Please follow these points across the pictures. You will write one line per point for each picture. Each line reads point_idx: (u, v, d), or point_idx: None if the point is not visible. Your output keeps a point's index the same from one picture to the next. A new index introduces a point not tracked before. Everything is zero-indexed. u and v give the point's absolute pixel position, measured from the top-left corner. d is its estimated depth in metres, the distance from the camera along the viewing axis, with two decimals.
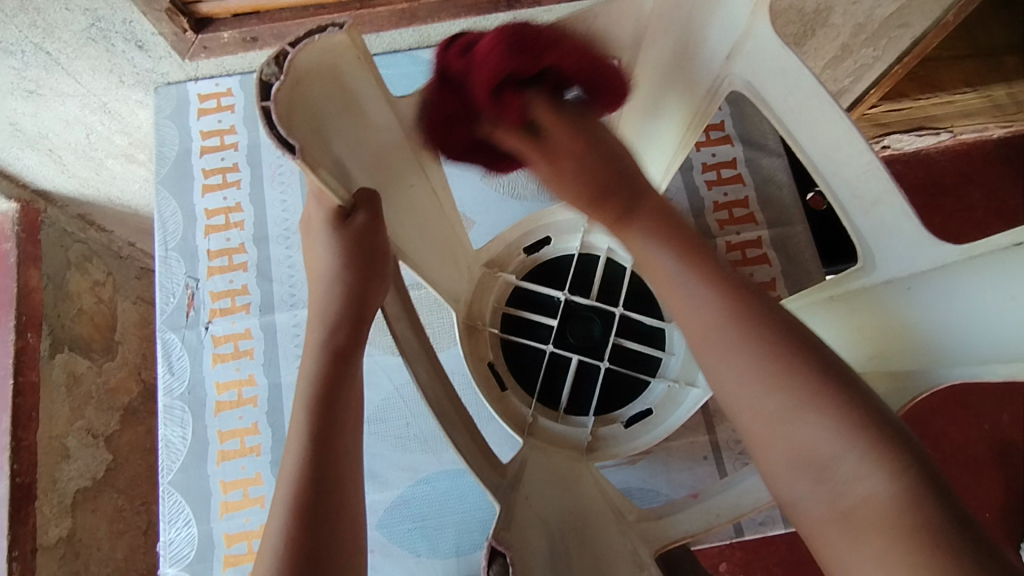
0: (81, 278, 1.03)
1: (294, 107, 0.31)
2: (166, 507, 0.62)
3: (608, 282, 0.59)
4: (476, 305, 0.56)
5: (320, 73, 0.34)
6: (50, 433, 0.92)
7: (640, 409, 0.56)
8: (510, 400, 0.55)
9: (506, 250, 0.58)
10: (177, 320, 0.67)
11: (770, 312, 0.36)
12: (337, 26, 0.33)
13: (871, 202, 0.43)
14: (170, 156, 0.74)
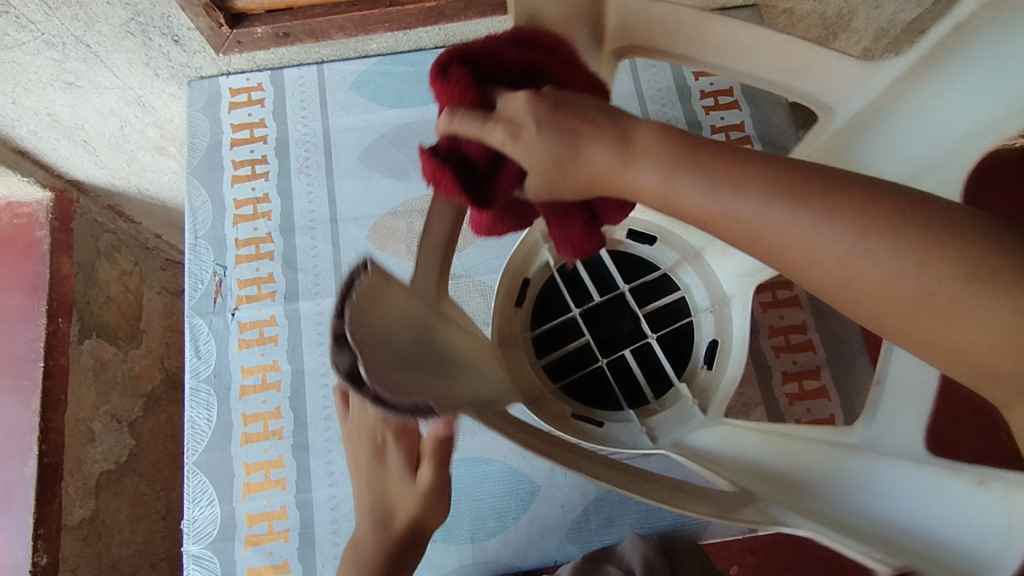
0: (109, 267, 1.06)
1: (375, 356, 0.29)
2: (191, 486, 0.63)
3: (592, 267, 0.60)
4: (524, 383, 0.53)
5: (388, 310, 0.32)
6: (77, 416, 0.95)
7: (708, 349, 0.55)
8: (614, 428, 0.54)
9: (506, 317, 0.55)
10: (205, 306, 0.69)
11: (860, 194, 0.26)
12: (366, 272, 0.31)
13: (799, 67, 0.46)
14: (201, 147, 0.75)
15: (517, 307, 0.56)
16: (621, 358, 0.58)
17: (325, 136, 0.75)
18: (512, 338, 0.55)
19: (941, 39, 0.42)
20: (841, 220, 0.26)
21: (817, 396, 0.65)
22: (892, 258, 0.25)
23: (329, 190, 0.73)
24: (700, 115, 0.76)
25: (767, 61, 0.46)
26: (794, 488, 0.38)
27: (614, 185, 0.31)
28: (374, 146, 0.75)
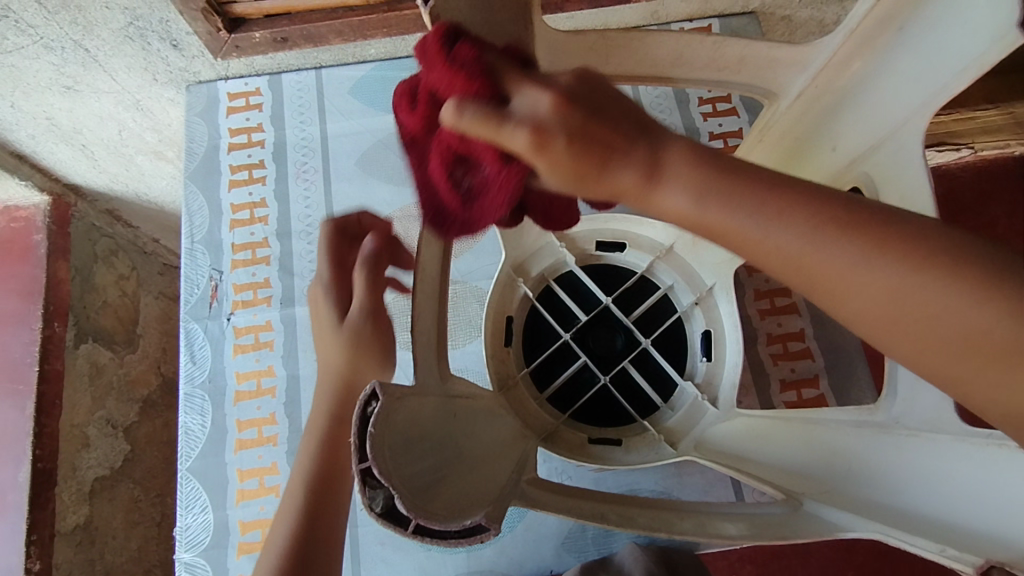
0: (107, 271, 1.06)
1: (421, 497, 0.29)
2: (184, 493, 0.63)
3: (572, 288, 0.67)
4: (533, 418, 0.60)
5: (404, 431, 0.31)
6: (72, 422, 0.94)
7: (701, 339, 0.63)
8: (632, 438, 0.60)
9: (501, 362, 0.62)
10: (201, 311, 0.69)
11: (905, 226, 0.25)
12: (376, 396, 0.30)
13: (737, 63, 0.48)
14: (198, 152, 0.75)
15: (507, 346, 0.63)
16: (624, 371, 0.64)
17: (323, 142, 0.75)
18: (511, 380, 0.61)
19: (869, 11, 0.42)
20: (884, 259, 0.25)
21: (815, 405, 0.65)
22: (950, 297, 0.24)
23: (326, 195, 0.73)
24: (698, 122, 0.76)
25: (704, 63, 0.48)
26: (830, 478, 0.40)
27: (639, 207, 0.27)
28: (372, 151, 0.75)
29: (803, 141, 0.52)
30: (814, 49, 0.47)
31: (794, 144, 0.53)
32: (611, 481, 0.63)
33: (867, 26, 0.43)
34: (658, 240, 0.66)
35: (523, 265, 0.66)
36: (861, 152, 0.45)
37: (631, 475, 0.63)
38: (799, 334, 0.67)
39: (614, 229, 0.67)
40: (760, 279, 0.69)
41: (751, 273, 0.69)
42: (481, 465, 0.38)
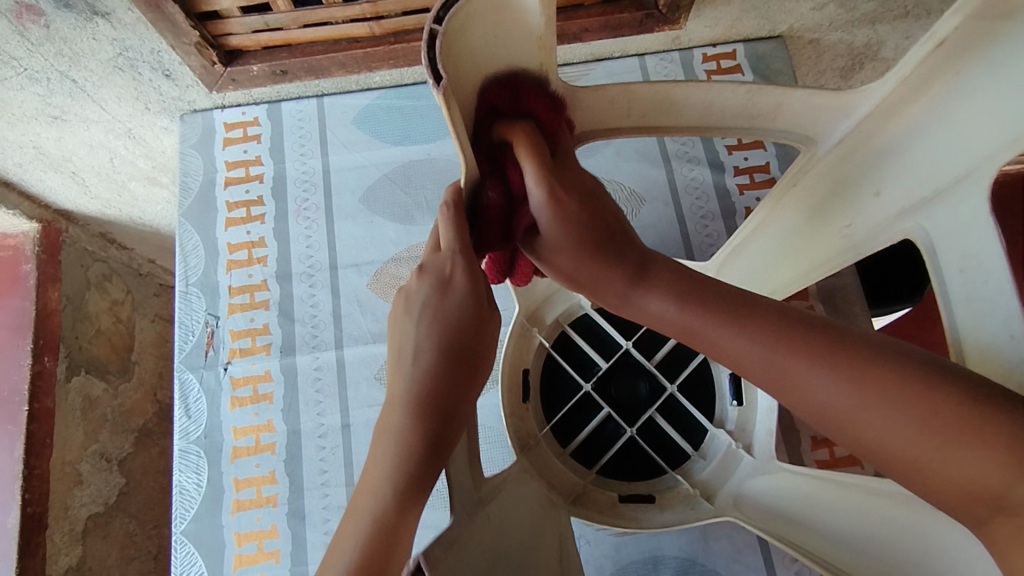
0: (100, 298, 1.02)
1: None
2: (179, 558, 0.59)
3: (589, 332, 0.62)
4: (558, 482, 0.56)
5: None
6: (62, 459, 0.90)
7: (729, 383, 0.59)
8: (666, 497, 0.56)
9: (520, 420, 0.58)
10: (196, 359, 0.65)
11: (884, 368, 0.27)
12: None
13: (771, 114, 0.41)
14: (193, 187, 0.71)
15: (525, 402, 0.59)
16: (649, 420, 0.59)
17: (325, 176, 0.71)
18: (533, 441, 0.57)
19: (926, 58, 0.34)
20: (858, 388, 0.27)
21: (849, 463, 0.61)
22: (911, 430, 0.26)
23: (329, 233, 0.69)
24: (721, 156, 0.71)
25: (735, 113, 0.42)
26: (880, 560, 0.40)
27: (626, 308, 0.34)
28: (377, 186, 0.70)
29: (838, 187, 0.43)
30: (862, 94, 0.38)
31: (825, 190, 0.44)
32: (631, 547, 0.60)
33: (923, 72, 0.35)
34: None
35: (537, 313, 0.61)
36: (914, 205, 0.38)
37: (653, 540, 0.60)
38: None
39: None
40: None
41: None
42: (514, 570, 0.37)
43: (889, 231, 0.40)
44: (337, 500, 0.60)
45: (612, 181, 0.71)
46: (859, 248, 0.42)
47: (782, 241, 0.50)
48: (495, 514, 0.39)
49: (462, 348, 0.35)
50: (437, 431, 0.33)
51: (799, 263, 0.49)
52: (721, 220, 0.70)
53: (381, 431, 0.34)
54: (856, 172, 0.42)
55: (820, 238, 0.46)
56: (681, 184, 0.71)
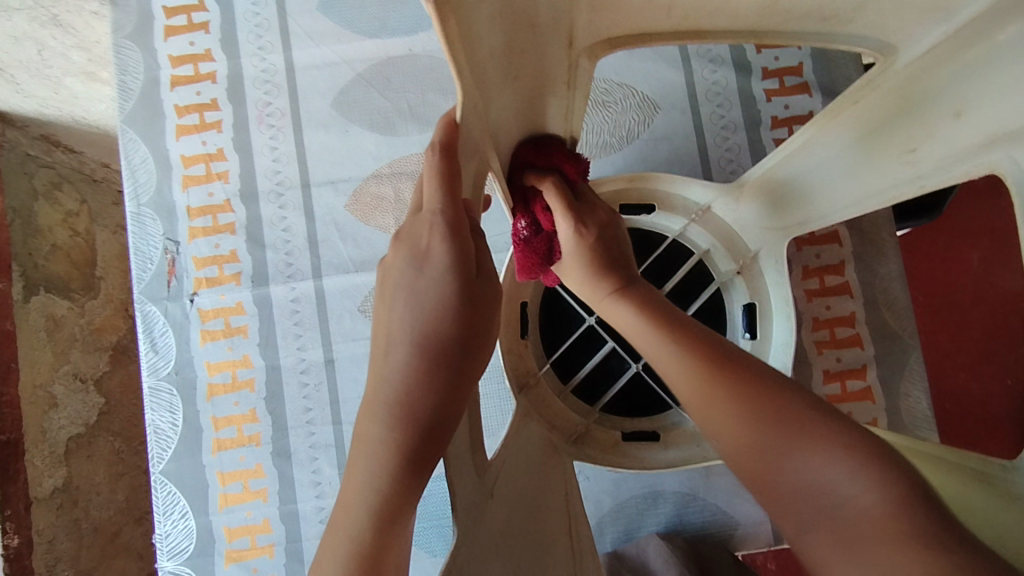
0: (51, 210, 0.93)
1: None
2: (160, 498, 0.57)
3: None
4: (560, 422, 0.53)
5: None
6: (33, 383, 0.87)
7: (744, 313, 0.53)
8: (673, 434, 0.53)
9: (518, 357, 0.53)
10: (157, 290, 0.58)
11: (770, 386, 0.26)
12: None
13: (854, 9, 0.32)
14: (134, 87, 0.60)
15: (525, 338, 0.54)
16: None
17: (289, 75, 0.60)
18: (532, 380, 0.53)
19: None
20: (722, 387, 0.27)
21: (861, 398, 0.58)
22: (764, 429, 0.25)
23: (298, 145, 0.60)
24: (749, 56, 0.62)
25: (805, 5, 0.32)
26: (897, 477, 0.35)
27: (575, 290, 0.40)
28: (351, 89, 0.60)
29: (914, 101, 0.35)
30: None
31: (901, 103, 0.36)
32: (631, 482, 0.58)
33: None
34: (692, 200, 0.53)
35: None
36: (1008, 132, 0.28)
37: (654, 475, 0.58)
38: (850, 317, 0.59)
39: (641, 191, 0.53)
40: (809, 256, 0.60)
41: (800, 248, 0.60)
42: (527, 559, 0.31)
43: (967, 162, 0.31)
44: (324, 438, 0.57)
45: (623, 86, 0.62)
46: (924, 178, 0.34)
47: (845, 164, 0.42)
48: (501, 496, 0.33)
49: (447, 333, 0.29)
50: (424, 440, 0.27)
51: (852, 194, 0.41)
52: (745, 132, 0.62)
53: (357, 445, 0.28)
54: (944, 79, 0.33)
55: (884, 165, 0.38)
56: (701, 88, 0.62)
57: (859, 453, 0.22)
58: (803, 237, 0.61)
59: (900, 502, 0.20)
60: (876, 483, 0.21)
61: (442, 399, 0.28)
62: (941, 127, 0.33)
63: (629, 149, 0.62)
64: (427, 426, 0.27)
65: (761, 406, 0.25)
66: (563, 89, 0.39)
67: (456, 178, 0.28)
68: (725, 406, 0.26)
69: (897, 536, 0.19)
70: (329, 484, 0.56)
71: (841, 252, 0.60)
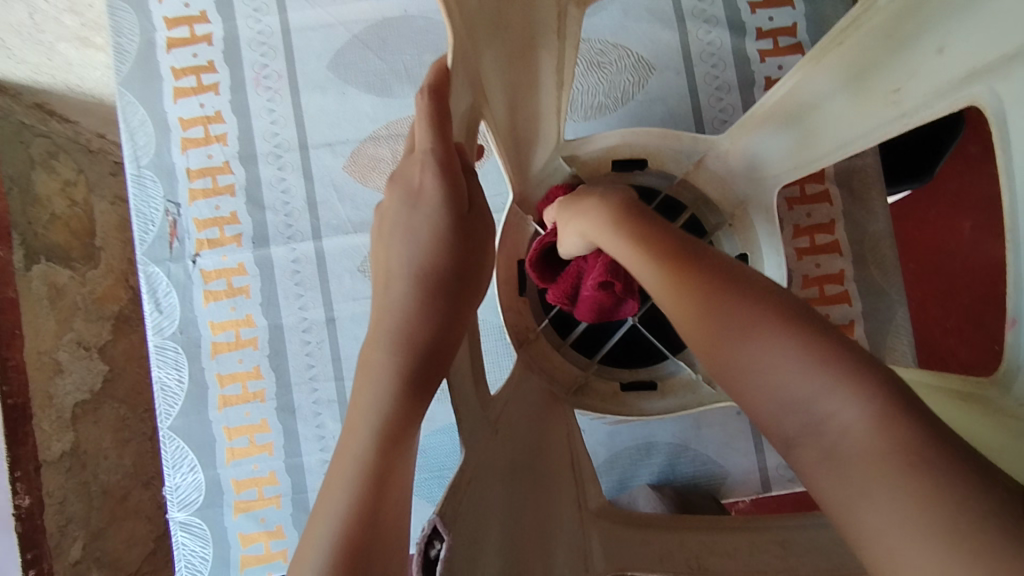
0: (49, 178, 0.93)
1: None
2: (169, 452, 0.59)
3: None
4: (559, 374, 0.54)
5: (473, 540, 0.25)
6: (37, 348, 0.87)
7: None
8: (668, 384, 0.55)
9: (518, 315, 0.54)
10: (160, 251, 0.60)
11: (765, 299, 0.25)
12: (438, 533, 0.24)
13: None
14: (130, 49, 0.60)
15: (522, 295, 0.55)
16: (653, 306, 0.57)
17: (285, 36, 0.61)
18: (532, 336, 0.54)
19: None
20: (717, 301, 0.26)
21: None
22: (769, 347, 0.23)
23: (295, 107, 0.60)
24: (744, 15, 0.62)
25: None
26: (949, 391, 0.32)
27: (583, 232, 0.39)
28: (348, 50, 0.61)
29: (901, 39, 0.36)
30: None
31: (884, 44, 0.38)
32: (625, 434, 0.60)
33: None
34: (684, 154, 0.54)
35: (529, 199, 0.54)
36: (985, 64, 0.30)
37: (647, 427, 0.60)
38: (841, 273, 0.61)
39: (632, 148, 0.54)
40: (800, 215, 0.62)
41: (791, 207, 0.61)
42: (533, 486, 0.33)
43: (949, 96, 0.33)
44: (327, 394, 0.59)
45: (618, 47, 0.63)
46: (907, 116, 0.36)
47: (834, 107, 0.43)
48: (504, 430, 0.34)
49: (441, 265, 0.32)
50: (421, 362, 0.29)
51: (846, 134, 0.42)
52: (738, 93, 0.62)
53: (360, 370, 0.30)
54: (926, 19, 0.34)
55: (870, 108, 0.40)
56: (695, 49, 0.62)
57: (837, 369, 0.21)
58: (795, 196, 0.62)
59: (887, 415, 0.20)
60: (864, 398, 0.20)
61: (438, 329, 0.30)
62: (929, 61, 0.35)
63: (623, 110, 0.62)
64: (426, 351, 0.29)
65: (749, 326, 0.24)
66: (555, 41, 0.39)
67: (445, 120, 0.28)
68: (713, 325, 0.25)
69: (880, 449, 0.19)
70: (332, 437, 0.58)
71: (831, 210, 0.61)
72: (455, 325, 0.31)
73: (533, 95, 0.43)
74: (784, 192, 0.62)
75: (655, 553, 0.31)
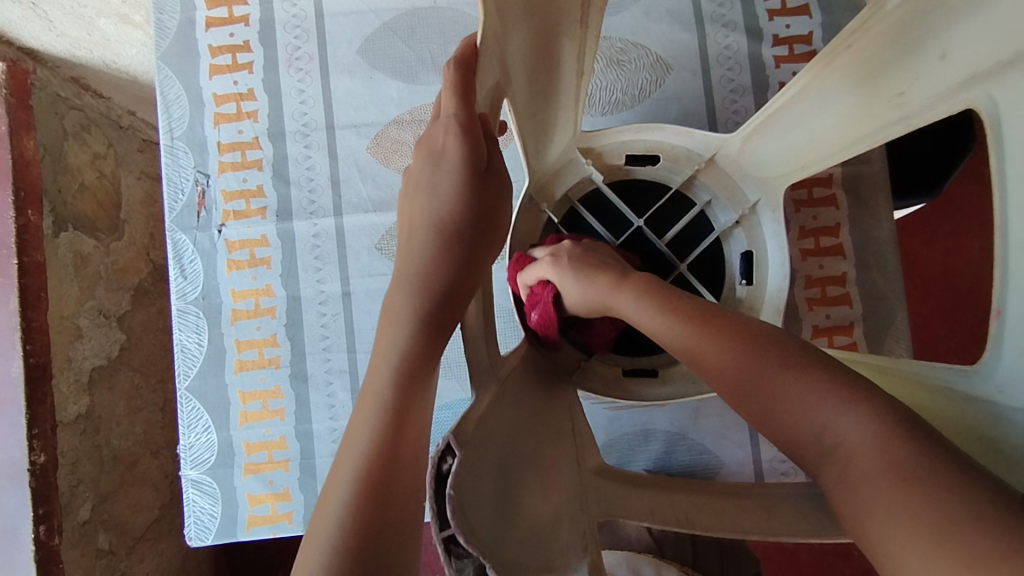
0: (80, 150, 0.96)
1: (505, 545, 0.26)
2: (185, 412, 0.61)
3: (603, 202, 0.58)
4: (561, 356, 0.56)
5: (480, 475, 0.28)
6: (61, 313, 0.90)
7: (741, 259, 0.55)
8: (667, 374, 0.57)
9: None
10: (188, 220, 0.62)
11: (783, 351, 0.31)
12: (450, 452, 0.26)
13: None
14: (170, 26, 0.63)
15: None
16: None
17: (318, 21, 0.63)
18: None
19: None
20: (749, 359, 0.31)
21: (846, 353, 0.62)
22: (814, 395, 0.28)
23: (324, 88, 0.63)
24: (762, 22, 0.64)
25: None
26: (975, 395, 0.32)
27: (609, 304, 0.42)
28: (377, 38, 0.63)
29: (907, 43, 0.38)
30: None
31: (888, 51, 0.40)
32: (624, 420, 0.62)
33: None
34: (697, 151, 0.55)
35: (547, 185, 0.55)
36: (987, 69, 0.32)
37: (645, 414, 0.62)
38: (841, 274, 0.62)
39: (646, 142, 0.55)
40: (807, 216, 0.63)
41: (798, 209, 0.63)
42: (535, 440, 0.35)
43: (952, 100, 0.34)
44: (339, 364, 0.61)
45: (637, 46, 0.65)
46: (911, 118, 0.38)
47: (839, 121, 0.45)
48: (511, 384, 0.37)
49: (459, 220, 0.36)
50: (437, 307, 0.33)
51: (852, 134, 0.43)
52: (752, 96, 0.64)
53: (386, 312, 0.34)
54: (929, 25, 0.36)
55: (875, 111, 0.41)
56: (712, 52, 0.64)
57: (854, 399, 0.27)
58: (802, 199, 0.63)
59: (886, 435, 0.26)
60: (868, 420, 0.26)
61: (457, 275, 0.34)
62: (931, 62, 0.36)
63: (639, 107, 0.64)
64: (443, 296, 0.33)
65: (773, 373, 0.30)
66: (578, 29, 0.42)
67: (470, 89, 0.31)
68: (746, 376, 0.31)
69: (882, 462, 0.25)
70: (342, 407, 0.61)
71: (837, 213, 0.63)
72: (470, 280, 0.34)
73: (555, 84, 0.45)
74: (791, 194, 0.63)
75: (644, 510, 0.32)
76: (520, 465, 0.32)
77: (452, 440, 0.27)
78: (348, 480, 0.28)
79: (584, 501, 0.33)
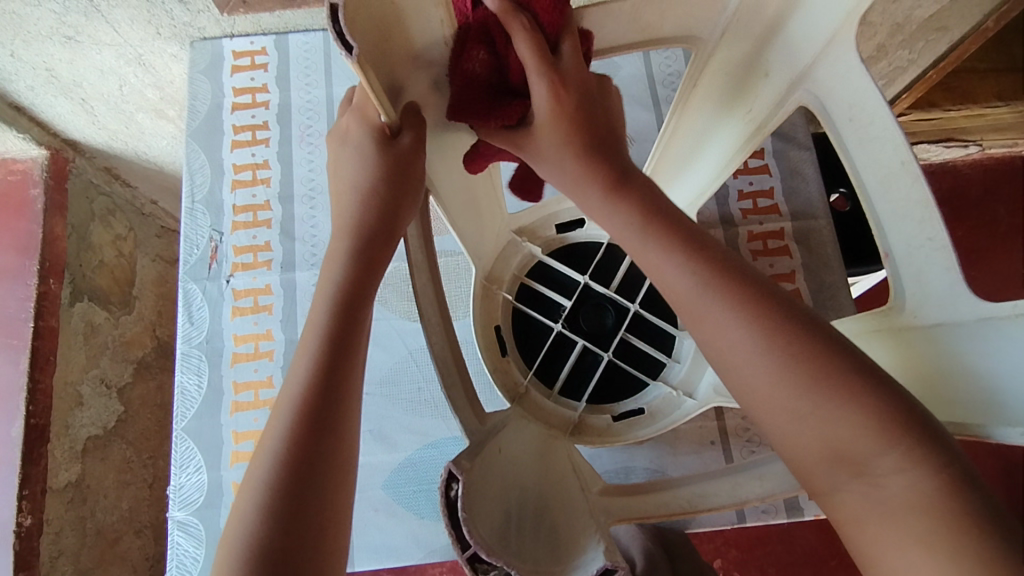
0: (103, 231, 1.04)
1: (524, 550, 0.34)
2: (179, 452, 0.63)
3: (546, 277, 0.60)
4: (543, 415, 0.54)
5: (486, 497, 0.34)
6: (66, 379, 0.93)
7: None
8: (652, 407, 0.57)
9: (504, 373, 0.56)
10: (200, 271, 0.68)
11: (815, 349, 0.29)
12: (456, 482, 0.32)
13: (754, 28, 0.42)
14: (201, 110, 0.73)
15: (505, 356, 0.57)
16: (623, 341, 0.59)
17: (329, 105, 0.74)
18: (521, 390, 0.55)
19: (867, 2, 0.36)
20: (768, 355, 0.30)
21: None
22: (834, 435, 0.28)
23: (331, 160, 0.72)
24: None
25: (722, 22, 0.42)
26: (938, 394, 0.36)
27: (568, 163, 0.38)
28: None
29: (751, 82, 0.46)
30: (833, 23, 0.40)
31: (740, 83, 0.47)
32: (605, 459, 0.63)
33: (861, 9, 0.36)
34: None
35: (495, 271, 0.59)
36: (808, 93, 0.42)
37: (626, 453, 0.64)
38: None
39: (570, 209, 0.61)
40: (764, 265, 0.69)
41: (756, 258, 0.69)
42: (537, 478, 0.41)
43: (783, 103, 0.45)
44: None
45: None
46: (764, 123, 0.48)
47: (736, 127, 0.51)
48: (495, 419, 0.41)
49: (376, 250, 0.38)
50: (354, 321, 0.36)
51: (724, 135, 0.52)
52: None
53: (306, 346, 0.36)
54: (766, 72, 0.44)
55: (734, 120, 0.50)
56: None
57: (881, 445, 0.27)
58: (759, 249, 0.70)
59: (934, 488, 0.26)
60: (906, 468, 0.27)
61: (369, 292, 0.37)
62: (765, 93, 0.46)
63: None
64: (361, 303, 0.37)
65: (804, 374, 0.29)
66: None
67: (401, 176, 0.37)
68: (773, 358, 0.30)
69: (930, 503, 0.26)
70: None
71: (791, 263, 0.69)
72: (425, 264, 0.40)
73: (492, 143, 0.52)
74: (748, 245, 0.70)
75: (655, 502, 0.39)
76: (523, 491, 0.39)
77: (455, 468, 0.32)
78: (281, 442, 0.32)
79: (593, 511, 0.39)
